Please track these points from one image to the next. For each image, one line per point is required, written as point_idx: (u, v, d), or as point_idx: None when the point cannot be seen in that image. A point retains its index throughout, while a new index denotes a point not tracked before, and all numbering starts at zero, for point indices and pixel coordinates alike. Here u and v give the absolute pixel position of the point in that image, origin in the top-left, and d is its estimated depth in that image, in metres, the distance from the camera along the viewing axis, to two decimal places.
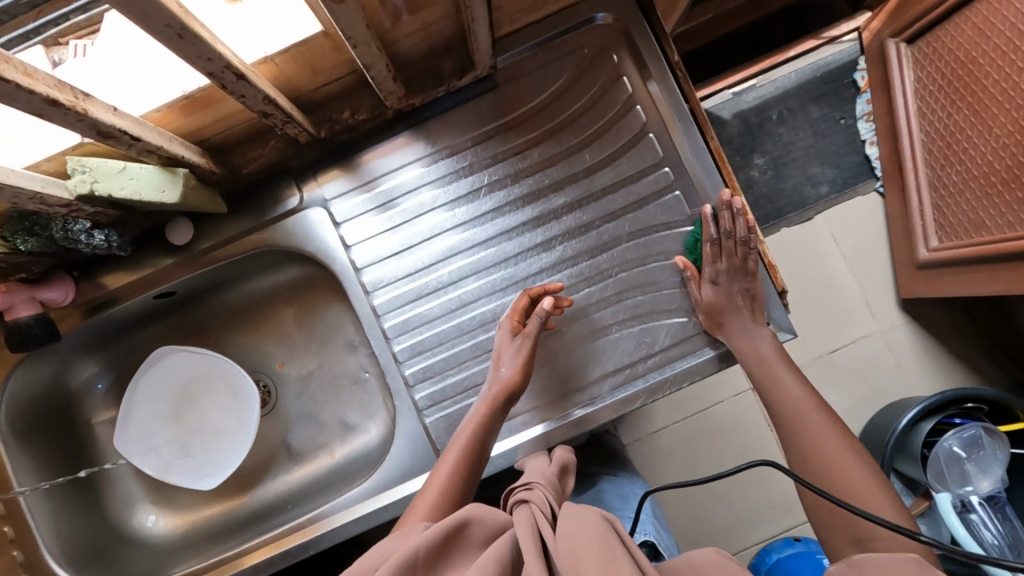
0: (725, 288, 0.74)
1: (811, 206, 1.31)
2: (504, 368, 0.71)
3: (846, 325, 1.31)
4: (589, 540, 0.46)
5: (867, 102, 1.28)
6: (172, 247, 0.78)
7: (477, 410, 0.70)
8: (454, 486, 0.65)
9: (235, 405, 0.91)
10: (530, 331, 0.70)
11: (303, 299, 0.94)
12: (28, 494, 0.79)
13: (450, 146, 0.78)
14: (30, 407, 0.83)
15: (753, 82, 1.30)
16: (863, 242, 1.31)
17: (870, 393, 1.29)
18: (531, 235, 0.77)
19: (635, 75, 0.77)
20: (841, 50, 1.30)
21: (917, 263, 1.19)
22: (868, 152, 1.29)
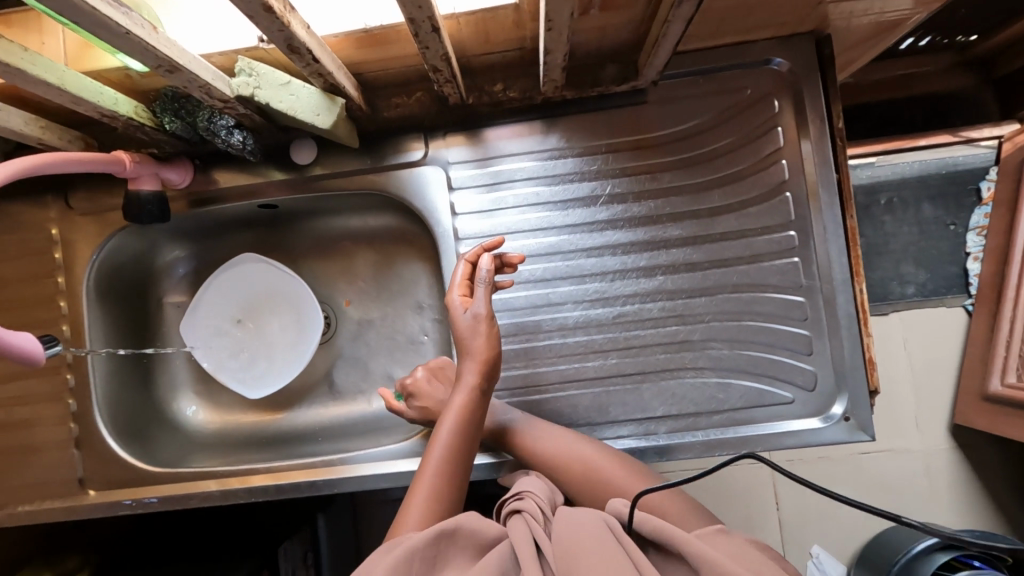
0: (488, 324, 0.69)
1: (892, 303, 1.25)
2: (473, 346, 0.68)
3: (893, 432, 1.26)
4: (586, 543, 0.50)
5: (984, 215, 1.19)
6: (289, 164, 0.79)
7: (454, 407, 0.67)
8: (442, 489, 0.65)
9: (296, 327, 0.92)
10: (480, 301, 0.69)
11: (384, 247, 0.94)
12: (94, 350, 0.82)
13: (580, 147, 0.76)
14: (117, 272, 0.86)
15: (871, 159, 1.20)
16: (937, 356, 1.26)
17: (896, 507, 1.25)
18: (636, 257, 0.76)
19: (792, 129, 0.74)
20: (975, 154, 1.19)
21: (985, 394, 1.15)
22: (969, 267, 1.20)
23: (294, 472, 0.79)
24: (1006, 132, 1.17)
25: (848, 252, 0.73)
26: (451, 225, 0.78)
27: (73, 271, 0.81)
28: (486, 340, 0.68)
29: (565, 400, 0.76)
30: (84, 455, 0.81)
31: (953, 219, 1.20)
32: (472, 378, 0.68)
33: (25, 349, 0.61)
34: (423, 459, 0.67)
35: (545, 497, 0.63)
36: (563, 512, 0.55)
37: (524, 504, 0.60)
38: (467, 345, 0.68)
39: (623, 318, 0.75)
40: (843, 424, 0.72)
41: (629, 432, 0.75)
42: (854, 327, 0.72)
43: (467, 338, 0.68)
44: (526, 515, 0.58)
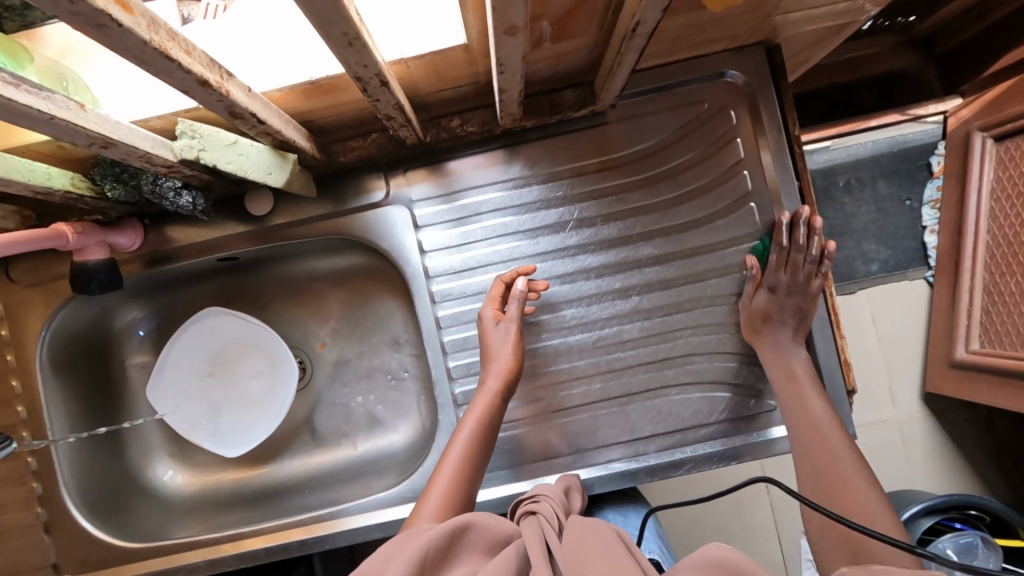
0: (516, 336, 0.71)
1: (857, 282, 1.29)
2: (497, 357, 0.70)
3: (869, 409, 1.30)
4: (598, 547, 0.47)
5: (937, 188, 1.23)
6: (246, 215, 0.76)
7: (476, 413, 0.68)
8: (456, 492, 0.63)
9: (268, 378, 0.89)
10: (515, 314, 0.71)
11: (355, 285, 0.91)
12: (55, 437, 0.78)
13: (545, 174, 0.75)
14: (72, 342, 0.82)
15: (827, 143, 1.25)
16: (903, 330, 1.30)
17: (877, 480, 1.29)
18: (611, 280, 0.75)
19: (751, 139, 0.74)
20: (924, 131, 1.24)
21: (951, 361, 1.19)
22: (925, 240, 1.25)
23: (283, 531, 0.77)
24: (950, 107, 1.22)
25: (815, 257, 0.74)
26: (422, 262, 0.76)
27: (24, 347, 0.77)
28: (513, 350, 0.70)
29: (553, 429, 0.75)
30: (56, 540, 0.77)
31: (908, 194, 1.25)
32: (495, 386, 0.69)
33: None
34: (440, 462, 0.66)
35: (560, 500, 0.61)
36: (577, 522, 0.53)
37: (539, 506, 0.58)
38: (494, 354, 0.71)
39: (602, 343, 0.75)
40: None
41: (619, 455, 0.75)
42: (829, 331, 0.73)
43: (496, 347, 0.70)
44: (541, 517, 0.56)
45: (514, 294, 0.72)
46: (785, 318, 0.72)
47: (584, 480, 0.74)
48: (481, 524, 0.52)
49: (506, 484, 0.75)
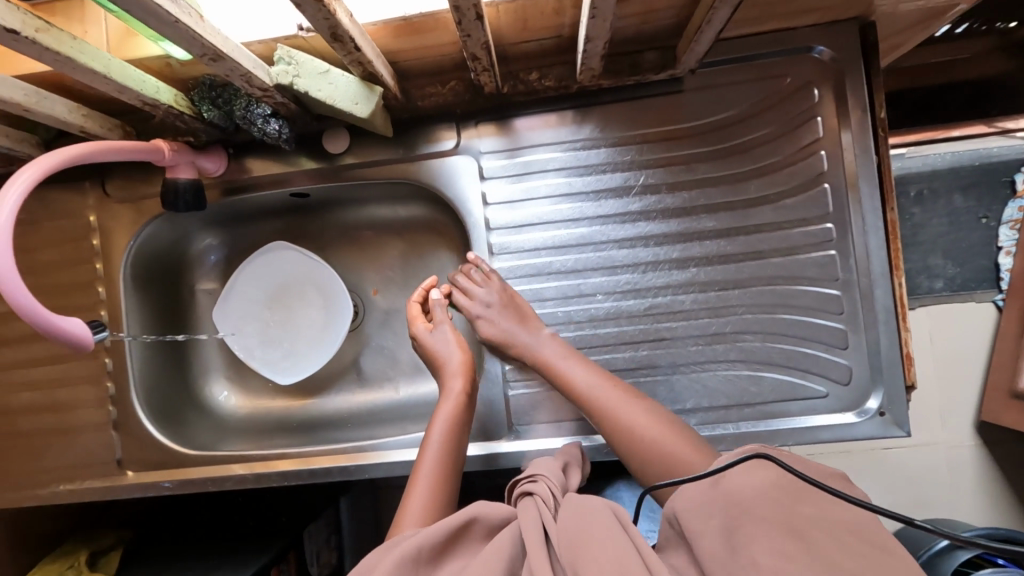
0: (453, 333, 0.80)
1: (917, 297, 1.24)
2: (448, 358, 0.77)
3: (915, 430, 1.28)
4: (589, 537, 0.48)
5: (1019, 208, 1.17)
6: (322, 153, 0.79)
7: (443, 413, 0.72)
8: (435, 491, 0.67)
9: (324, 314, 0.92)
10: (444, 317, 0.80)
11: (412, 236, 0.94)
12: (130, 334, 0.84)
13: (613, 137, 0.76)
14: (152, 258, 0.88)
15: (902, 150, 1.23)
16: (964, 352, 1.24)
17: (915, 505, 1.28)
18: (669, 249, 0.75)
19: (832, 119, 0.72)
20: (1009, 145, 1.19)
21: (1013, 391, 1.13)
22: (999, 260, 1.19)
23: (325, 457, 0.80)
24: None
25: (888, 245, 0.72)
26: (485, 214, 0.78)
27: (111, 257, 0.83)
28: (461, 349, 0.77)
29: None
30: (122, 438, 0.83)
31: (986, 211, 1.19)
32: (457, 382, 0.75)
33: (74, 332, 0.59)
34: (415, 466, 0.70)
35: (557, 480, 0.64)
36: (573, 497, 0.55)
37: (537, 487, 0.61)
38: (445, 358, 0.77)
39: (655, 310, 0.75)
40: (878, 419, 0.71)
41: None
42: (893, 322, 0.71)
43: (442, 349, 0.78)
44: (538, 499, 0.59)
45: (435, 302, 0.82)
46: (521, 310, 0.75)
47: None
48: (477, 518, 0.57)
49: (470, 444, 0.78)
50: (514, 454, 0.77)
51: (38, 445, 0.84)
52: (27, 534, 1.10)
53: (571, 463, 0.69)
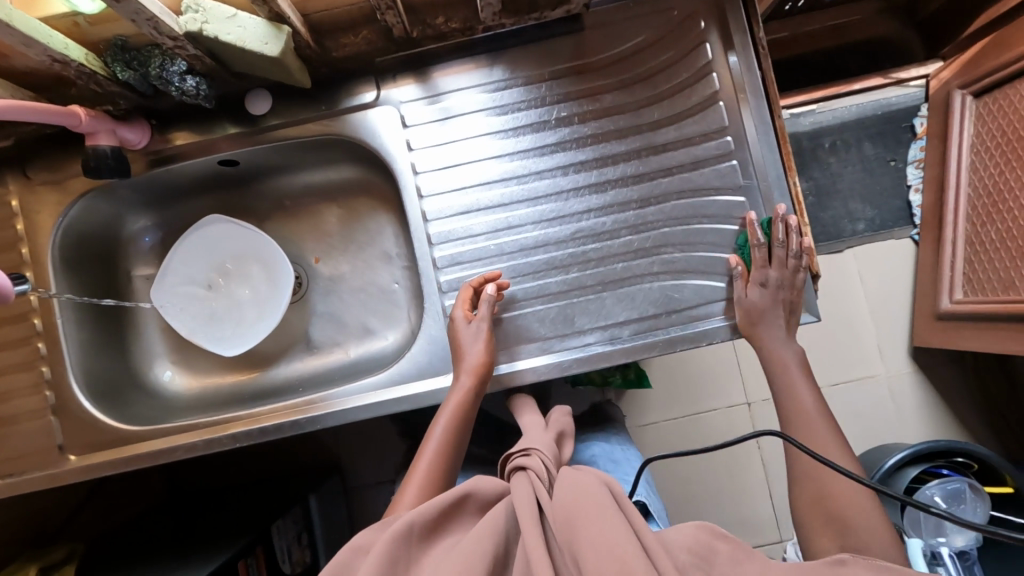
0: (772, 291, 0.76)
1: (845, 240, 1.39)
2: (469, 354, 0.75)
3: (854, 364, 1.41)
4: (587, 505, 0.53)
5: (921, 149, 1.33)
6: (244, 119, 0.82)
7: (449, 407, 0.74)
8: (434, 479, 0.72)
9: (267, 281, 0.93)
10: (486, 315, 0.75)
11: (348, 201, 0.97)
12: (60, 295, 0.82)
13: (524, 77, 0.81)
14: (83, 240, 0.87)
15: (813, 107, 1.34)
16: (890, 288, 1.40)
17: (860, 433, 1.40)
18: (587, 175, 0.80)
19: (718, 45, 0.79)
20: (905, 94, 1.34)
21: (937, 313, 1.27)
22: (911, 198, 1.36)
23: (277, 416, 0.81)
24: (931, 71, 1.31)
25: (779, 149, 0.79)
26: (413, 161, 0.81)
27: (38, 239, 0.82)
28: (484, 349, 0.75)
29: (532, 315, 0.79)
30: (62, 423, 0.81)
31: (893, 154, 1.35)
32: (468, 382, 0.74)
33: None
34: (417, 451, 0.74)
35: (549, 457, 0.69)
36: (566, 475, 0.59)
37: (530, 462, 0.66)
38: (466, 355, 0.75)
39: (580, 234, 0.80)
40: (792, 308, 0.78)
41: (596, 339, 0.78)
42: (792, 217, 0.78)
43: (467, 346, 0.75)
44: (530, 473, 0.63)
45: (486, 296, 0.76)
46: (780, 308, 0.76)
47: (561, 361, 0.78)
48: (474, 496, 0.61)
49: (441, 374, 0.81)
50: None
51: None
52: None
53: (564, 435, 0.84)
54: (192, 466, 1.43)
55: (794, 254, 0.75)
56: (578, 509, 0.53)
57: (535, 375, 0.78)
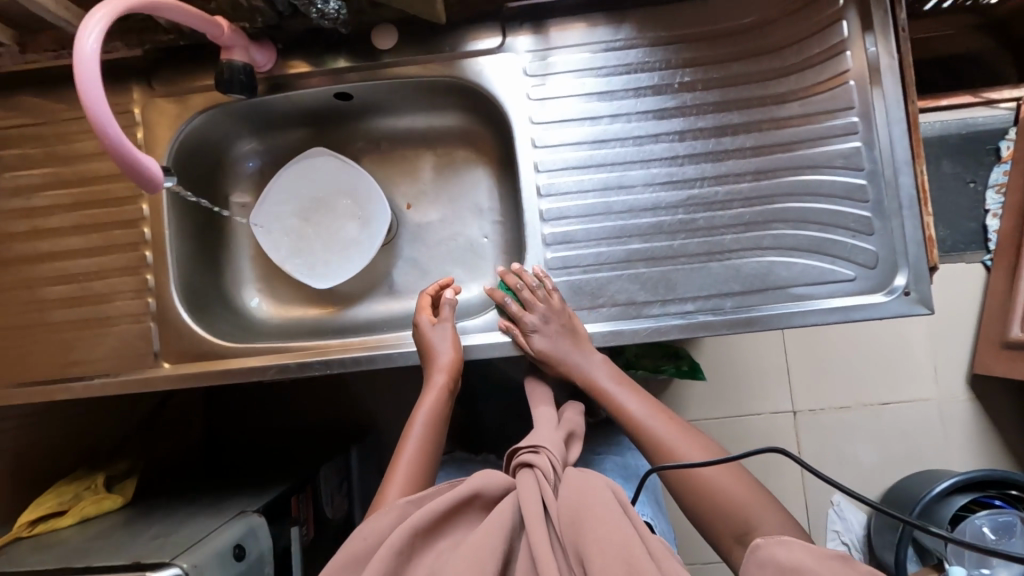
0: (551, 335, 0.77)
1: None
2: (441, 353, 0.79)
3: (906, 383, 1.41)
4: (596, 511, 0.58)
5: (1003, 173, 1.28)
6: (360, 54, 0.83)
7: (426, 403, 0.80)
8: (418, 468, 0.76)
9: (357, 219, 0.94)
10: (448, 316, 0.82)
11: (444, 150, 0.98)
12: (170, 204, 0.84)
13: (650, 38, 0.80)
14: (194, 157, 0.89)
15: None
16: (952, 310, 1.39)
17: (903, 453, 1.40)
18: (704, 142, 0.79)
19: (856, 23, 0.77)
20: (994, 115, 1.28)
21: (1004, 341, 1.25)
22: (987, 223, 1.30)
23: (368, 348, 0.82)
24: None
25: (909, 135, 0.77)
26: (530, 112, 0.81)
27: (156, 147, 0.83)
28: (452, 347, 0.79)
29: (633, 277, 0.78)
30: (160, 330, 0.83)
31: (973, 176, 1.30)
32: (441, 379, 0.78)
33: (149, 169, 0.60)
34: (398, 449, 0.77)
35: (559, 452, 0.72)
36: (574, 477, 0.64)
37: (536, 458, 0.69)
38: (435, 356, 0.79)
39: (692, 201, 0.78)
40: (904, 298, 0.75)
41: (699, 307, 0.77)
42: (915, 210, 0.75)
43: (437, 350, 0.79)
44: (537, 470, 0.67)
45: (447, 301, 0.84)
46: (567, 340, 0.78)
47: (663, 325, 0.77)
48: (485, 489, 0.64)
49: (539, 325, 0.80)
50: (563, 336, 0.78)
51: (69, 340, 0.83)
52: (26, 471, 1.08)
53: (573, 436, 0.81)
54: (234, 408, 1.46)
55: (541, 286, 0.78)
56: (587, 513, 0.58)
57: (636, 338, 0.78)
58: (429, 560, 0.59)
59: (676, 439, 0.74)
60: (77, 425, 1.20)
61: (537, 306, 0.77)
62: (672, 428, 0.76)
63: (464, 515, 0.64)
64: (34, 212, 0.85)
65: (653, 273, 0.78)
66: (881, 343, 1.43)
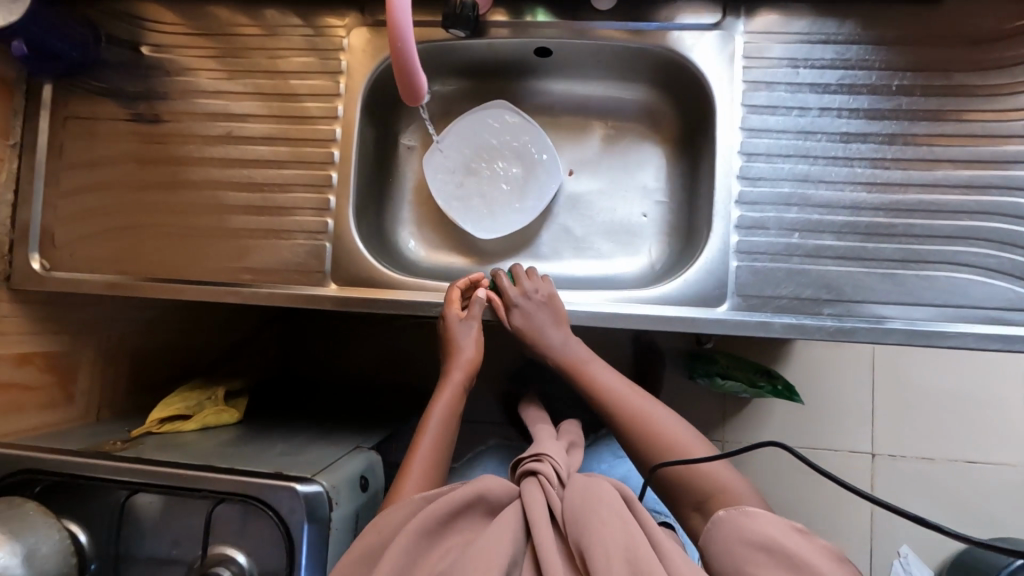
0: (535, 309, 0.85)
1: None
2: (464, 350, 0.88)
3: (999, 446, 1.36)
4: (596, 510, 0.64)
5: None
6: (571, 11, 0.84)
7: (443, 401, 0.88)
8: (430, 463, 0.82)
9: (524, 176, 0.97)
10: (475, 313, 0.86)
11: (617, 123, 0.98)
12: (360, 130, 0.86)
13: (873, 38, 0.79)
14: (384, 90, 0.91)
15: None
16: None
17: (990, 516, 1.34)
18: (914, 148, 0.77)
19: None
20: None
21: None
22: None
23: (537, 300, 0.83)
24: None
25: None
26: (739, 94, 0.80)
27: (357, 74, 0.85)
28: (476, 352, 0.89)
29: (822, 273, 0.76)
30: (334, 251, 0.84)
31: None
32: (460, 375, 0.89)
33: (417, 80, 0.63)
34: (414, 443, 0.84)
35: (559, 460, 0.79)
36: (575, 483, 0.71)
37: (540, 465, 0.76)
38: (457, 355, 0.89)
39: (894, 206, 0.77)
40: None
41: (892, 314, 0.75)
42: None
43: (461, 347, 0.88)
44: (541, 477, 0.74)
45: (477, 299, 0.87)
46: (554, 324, 0.84)
47: (849, 326, 0.75)
48: (490, 490, 0.71)
49: (717, 306, 0.78)
50: (740, 322, 0.77)
51: (242, 246, 0.85)
52: (140, 372, 1.10)
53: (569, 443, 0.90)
54: (314, 355, 1.46)
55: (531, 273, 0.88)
56: (588, 511, 0.64)
57: (820, 334, 0.76)
58: (444, 552, 0.65)
59: (667, 436, 0.79)
60: (189, 339, 1.23)
61: (528, 283, 0.86)
62: (663, 426, 0.80)
63: (472, 514, 0.69)
64: (233, 118, 0.87)
65: (845, 271, 0.76)
66: (982, 399, 1.38)
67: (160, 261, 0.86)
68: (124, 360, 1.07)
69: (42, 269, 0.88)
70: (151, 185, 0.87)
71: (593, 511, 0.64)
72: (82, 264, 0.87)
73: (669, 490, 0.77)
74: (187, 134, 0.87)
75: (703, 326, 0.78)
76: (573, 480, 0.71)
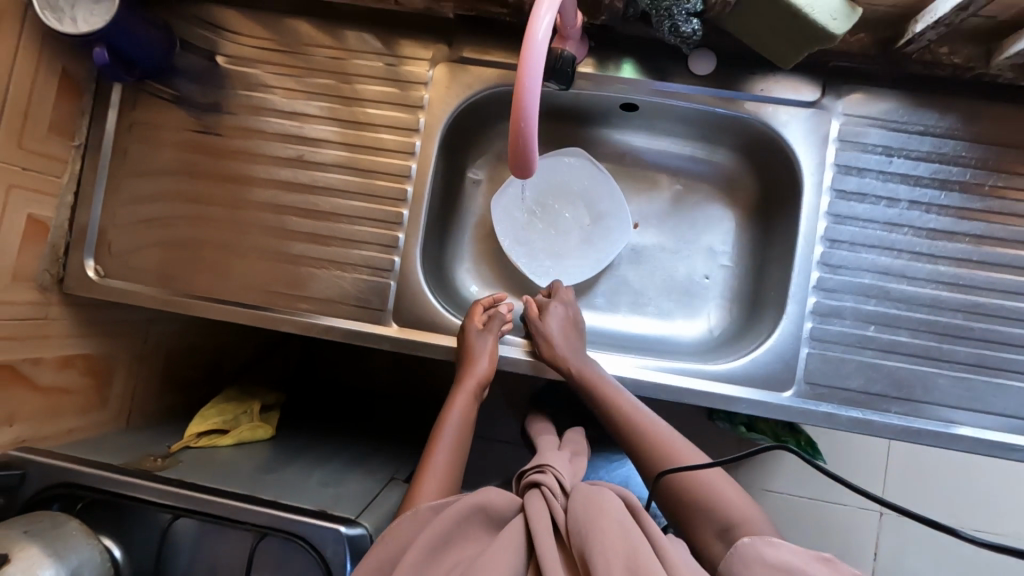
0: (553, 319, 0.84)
1: None
2: (480, 365, 0.80)
3: None
4: (603, 522, 0.57)
5: None
6: (660, 70, 0.80)
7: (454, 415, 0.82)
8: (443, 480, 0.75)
9: (591, 223, 0.96)
10: (495, 329, 0.83)
11: (688, 180, 0.96)
12: (434, 168, 0.84)
13: (974, 134, 0.77)
14: (461, 127, 0.89)
15: None
16: None
17: None
18: (1002, 253, 0.76)
19: None
20: None
21: None
22: None
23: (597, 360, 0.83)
24: None
25: None
26: (828, 178, 0.78)
27: (438, 111, 0.83)
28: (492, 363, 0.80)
29: (894, 370, 0.75)
30: (398, 289, 0.82)
31: None
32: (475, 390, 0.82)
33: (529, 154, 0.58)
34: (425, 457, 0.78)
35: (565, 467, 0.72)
36: (580, 492, 0.64)
37: (543, 475, 0.70)
38: (468, 370, 0.80)
39: (975, 310, 0.75)
40: None
41: (958, 418, 0.75)
42: None
43: (476, 358, 0.80)
44: (544, 488, 0.67)
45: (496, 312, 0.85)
46: (571, 332, 0.83)
47: (915, 425, 0.75)
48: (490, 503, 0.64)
49: (782, 390, 0.77)
50: (804, 409, 0.76)
51: (302, 274, 0.83)
52: (174, 373, 1.08)
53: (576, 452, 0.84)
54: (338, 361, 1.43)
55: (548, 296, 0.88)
56: (592, 524, 0.57)
57: (884, 431, 0.75)
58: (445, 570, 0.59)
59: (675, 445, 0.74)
60: (220, 341, 1.21)
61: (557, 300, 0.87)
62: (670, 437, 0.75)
63: (476, 529, 0.63)
64: (305, 140, 0.84)
65: (916, 369, 0.75)
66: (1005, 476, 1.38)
67: (217, 279, 0.84)
68: (157, 360, 1.04)
69: (96, 276, 0.85)
70: (213, 200, 0.85)
71: (595, 523, 0.57)
72: (137, 275, 0.86)
73: (677, 502, 0.70)
74: (255, 152, 0.84)
75: (766, 410, 0.77)
76: (577, 490, 0.64)
